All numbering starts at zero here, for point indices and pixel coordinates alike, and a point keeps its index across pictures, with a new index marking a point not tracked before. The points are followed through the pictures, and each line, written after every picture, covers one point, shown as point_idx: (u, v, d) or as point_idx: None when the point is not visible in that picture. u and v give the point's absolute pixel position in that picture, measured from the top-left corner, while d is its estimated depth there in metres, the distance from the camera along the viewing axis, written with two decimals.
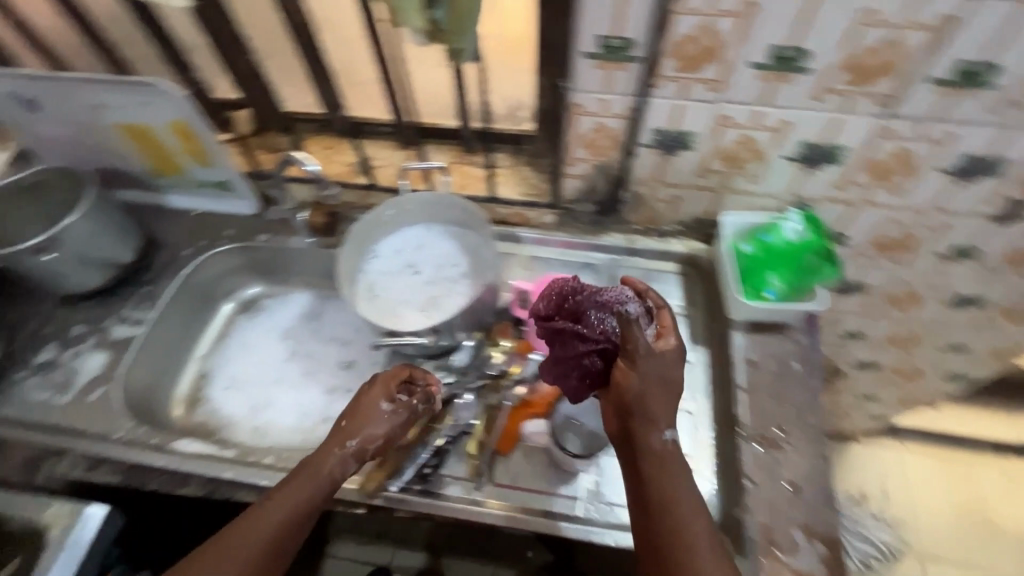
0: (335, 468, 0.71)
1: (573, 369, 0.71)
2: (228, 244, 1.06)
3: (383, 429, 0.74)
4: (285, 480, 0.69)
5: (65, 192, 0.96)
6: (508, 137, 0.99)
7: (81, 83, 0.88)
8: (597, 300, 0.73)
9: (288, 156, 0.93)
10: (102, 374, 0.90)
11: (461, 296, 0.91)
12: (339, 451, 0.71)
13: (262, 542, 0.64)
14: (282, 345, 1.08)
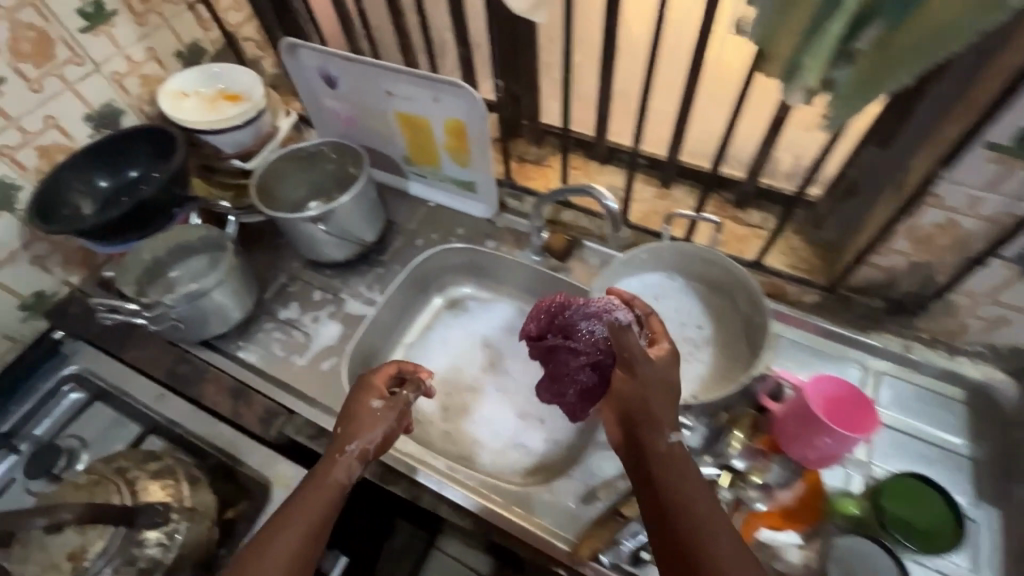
0: (341, 479, 0.67)
1: (570, 386, 0.75)
2: (458, 243, 1.06)
3: (381, 430, 0.71)
4: (316, 469, 0.67)
5: (335, 165, 1.05)
6: (782, 198, 0.89)
7: (384, 72, 0.91)
8: (585, 310, 0.73)
9: (588, 188, 0.77)
10: (336, 345, 0.95)
11: (706, 373, 0.82)
12: (343, 456, 0.68)
13: (309, 537, 0.62)
14: (481, 353, 1.04)
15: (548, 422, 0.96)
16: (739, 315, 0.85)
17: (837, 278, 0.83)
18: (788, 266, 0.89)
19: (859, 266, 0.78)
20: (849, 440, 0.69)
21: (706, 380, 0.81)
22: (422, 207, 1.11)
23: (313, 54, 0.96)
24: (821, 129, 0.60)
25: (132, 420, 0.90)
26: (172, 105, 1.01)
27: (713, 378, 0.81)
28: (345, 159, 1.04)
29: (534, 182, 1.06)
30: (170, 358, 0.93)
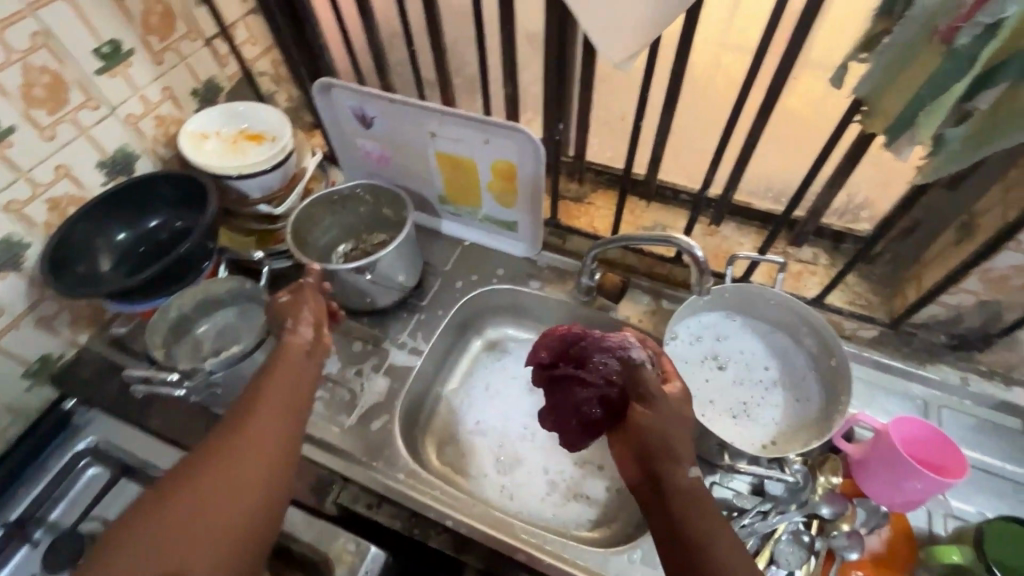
0: (301, 345, 0.71)
1: (573, 416, 0.71)
2: (499, 283, 1.02)
3: (311, 326, 0.73)
4: (262, 387, 0.65)
5: (368, 208, 1.01)
6: (832, 234, 0.90)
7: (429, 114, 0.88)
8: (601, 346, 0.71)
9: (673, 240, 0.75)
10: (385, 401, 0.89)
11: (781, 419, 0.81)
12: (297, 340, 0.72)
13: (272, 446, 0.61)
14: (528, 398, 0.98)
15: (607, 469, 0.92)
16: (807, 356, 0.84)
17: (901, 315, 0.83)
18: (846, 302, 0.89)
19: (925, 304, 0.79)
20: (944, 486, 0.69)
21: (782, 426, 0.80)
22: (458, 247, 1.06)
23: (349, 94, 0.92)
24: (919, 180, 0.60)
25: None
26: (194, 148, 0.94)
27: (790, 424, 0.80)
28: (380, 202, 0.99)
29: (580, 223, 1.03)
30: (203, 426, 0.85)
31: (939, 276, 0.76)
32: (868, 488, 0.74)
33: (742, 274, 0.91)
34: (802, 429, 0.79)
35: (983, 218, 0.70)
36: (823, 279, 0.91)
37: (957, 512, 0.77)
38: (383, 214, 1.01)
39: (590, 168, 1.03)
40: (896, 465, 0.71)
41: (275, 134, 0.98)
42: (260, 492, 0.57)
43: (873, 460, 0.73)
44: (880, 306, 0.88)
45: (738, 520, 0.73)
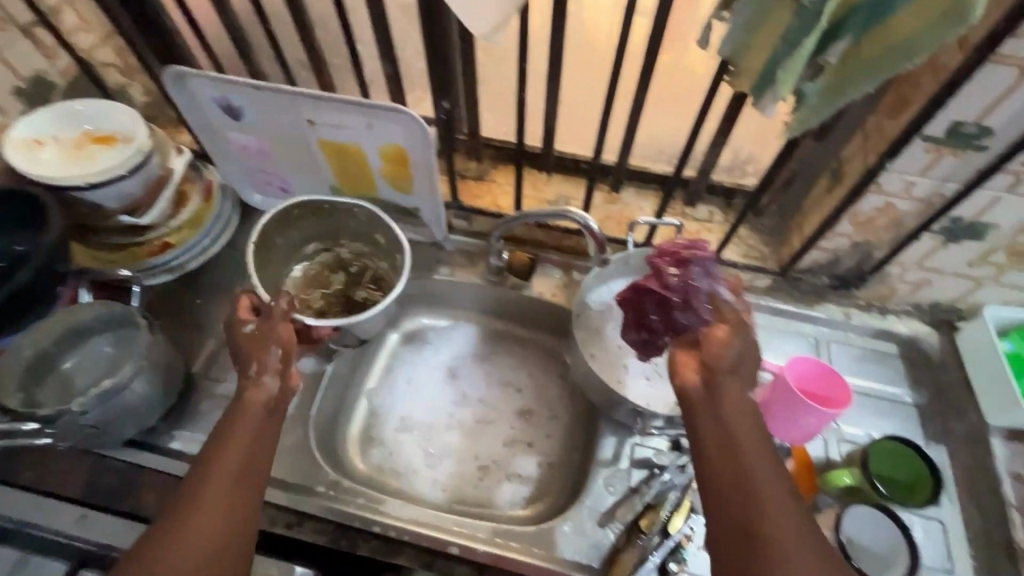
0: (264, 399, 0.63)
1: (636, 313, 0.74)
2: (408, 274, 0.97)
3: (273, 347, 0.65)
4: (228, 430, 0.60)
5: (315, 221, 0.90)
6: (724, 190, 0.94)
7: (303, 99, 0.80)
8: (710, 269, 0.68)
9: (570, 215, 0.76)
10: (296, 414, 0.83)
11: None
12: (263, 387, 0.64)
13: (252, 452, 0.60)
14: (451, 386, 0.96)
15: (536, 446, 0.91)
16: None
17: (789, 262, 0.88)
18: (741, 255, 0.93)
19: (808, 250, 0.84)
20: (831, 416, 0.75)
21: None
22: None
23: (208, 83, 0.82)
24: (789, 133, 0.61)
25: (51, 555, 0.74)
26: (26, 158, 0.81)
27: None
28: (371, 225, 0.89)
29: (482, 202, 1.00)
30: (86, 472, 0.76)
31: (817, 222, 0.81)
32: (769, 428, 0.80)
33: (643, 238, 0.92)
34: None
35: (849, 165, 0.74)
36: (719, 235, 0.94)
37: (850, 436, 0.83)
38: (375, 238, 0.91)
39: (488, 145, 1.00)
40: (791, 403, 0.76)
41: (129, 134, 0.85)
42: (252, 496, 0.57)
43: (771, 402, 0.78)
44: (771, 256, 0.93)
45: (659, 477, 0.76)
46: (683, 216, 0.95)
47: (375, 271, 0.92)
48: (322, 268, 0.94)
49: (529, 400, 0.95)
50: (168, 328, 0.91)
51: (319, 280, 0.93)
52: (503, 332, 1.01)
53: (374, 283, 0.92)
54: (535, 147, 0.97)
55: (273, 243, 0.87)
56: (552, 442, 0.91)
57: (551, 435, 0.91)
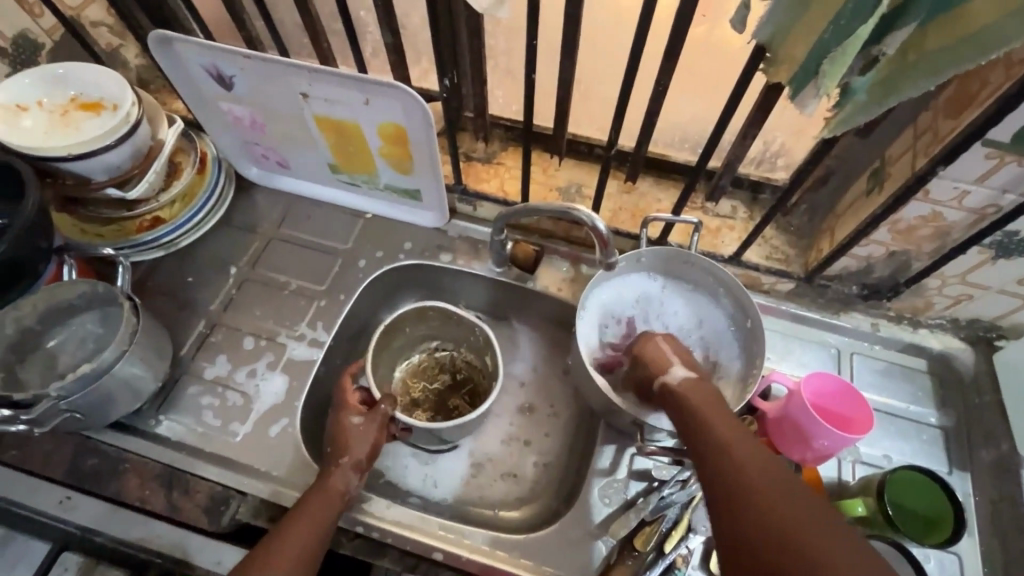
0: (342, 489, 0.69)
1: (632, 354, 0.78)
2: (407, 259, 0.92)
3: (367, 444, 0.72)
4: (301, 503, 0.67)
5: (467, 333, 0.88)
6: (750, 185, 0.86)
7: (297, 71, 0.75)
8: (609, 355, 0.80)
9: (573, 213, 0.69)
10: (285, 403, 0.80)
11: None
12: (338, 468, 0.70)
13: (319, 533, 0.65)
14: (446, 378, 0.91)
15: (535, 445, 0.86)
16: (729, 329, 0.80)
17: (815, 268, 0.81)
18: (763, 257, 0.86)
19: (838, 257, 0.77)
20: (849, 441, 0.70)
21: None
22: (358, 221, 0.95)
23: (196, 50, 0.76)
24: (829, 134, 0.54)
25: (34, 535, 0.73)
26: (8, 125, 0.77)
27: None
28: (483, 347, 0.87)
29: (489, 186, 0.94)
30: (69, 453, 0.75)
31: (851, 228, 0.74)
32: (781, 447, 0.75)
33: (658, 235, 0.86)
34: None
35: (893, 167, 0.67)
36: (741, 234, 0.87)
37: (865, 457, 0.79)
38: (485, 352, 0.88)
39: (497, 124, 0.93)
40: (805, 425, 0.71)
41: (115, 101, 0.80)
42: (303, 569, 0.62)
43: (784, 421, 0.73)
44: (796, 259, 0.86)
45: (658, 492, 0.72)
46: (703, 212, 0.88)
47: (475, 384, 0.90)
48: (435, 365, 0.92)
49: (529, 394, 0.89)
50: (157, 307, 0.88)
51: (428, 372, 0.92)
52: (505, 324, 0.95)
53: (469, 396, 0.89)
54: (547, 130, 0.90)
55: (400, 330, 0.88)
56: (551, 441, 0.86)
57: (550, 434, 0.86)
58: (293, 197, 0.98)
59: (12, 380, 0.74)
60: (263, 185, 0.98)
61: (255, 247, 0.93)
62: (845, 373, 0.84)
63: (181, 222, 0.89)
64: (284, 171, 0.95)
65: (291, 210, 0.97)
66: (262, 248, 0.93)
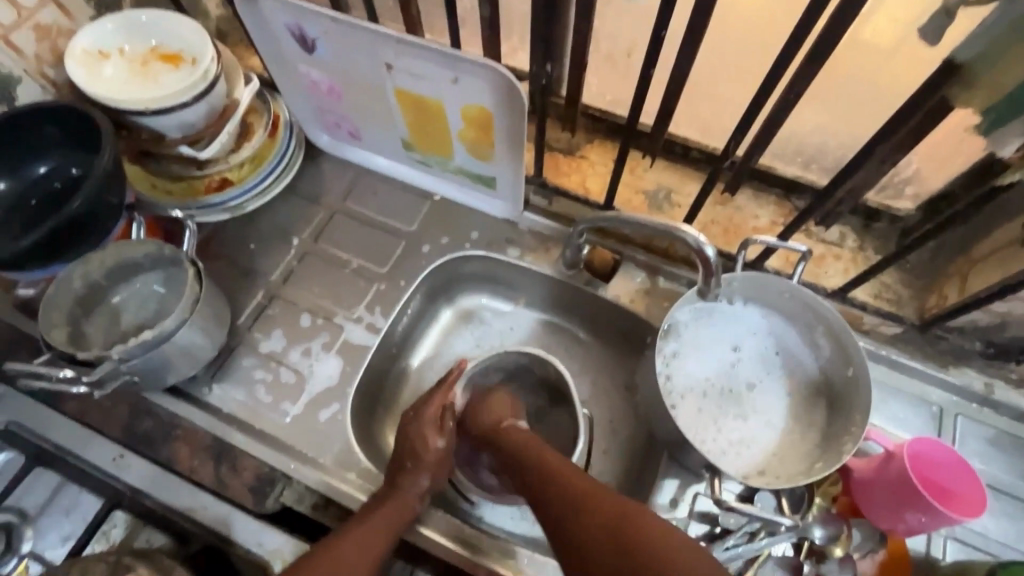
0: (408, 517, 0.66)
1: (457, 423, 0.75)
2: (473, 250, 0.87)
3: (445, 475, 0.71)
4: (373, 507, 0.66)
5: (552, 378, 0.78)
6: (867, 211, 0.77)
7: (384, 40, 0.69)
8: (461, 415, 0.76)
9: (678, 233, 0.63)
10: (337, 388, 0.78)
11: (750, 441, 0.72)
12: (413, 483, 0.68)
13: (378, 549, 0.63)
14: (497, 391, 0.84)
15: (593, 465, 0.81)
16: (806, 377, 0.74)
17: (936, 317, 0.71)
18: (871, 296, 0.77)
19: (969, 310, 0.67)
20: (945, 522, 0.61)
21: (749, 449, 0.71)
22: (426, 203, 0.90)
23: (281, 7, 0.71)
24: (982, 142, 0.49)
25: (88, 489, 0.73)
26: (88, 70, 0.74)
27: (756, 448, 0.71)
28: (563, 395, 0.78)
29: (569, 181, 0.87)
30: (125, 412, 0.74)
31: (991, 280, 0.64)
32: (867, 513, 0.67)
33: (755, 258, 0.78)
34: (769, 461, 0.70)
35: None
36: (848, 266, 0.78)
37: (960, 534, 0.70)
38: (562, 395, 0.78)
39: (585, 113, 0.86)
40: (902, 495, 0.63)
41: (195, 55, 0.77)
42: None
43: (874, 486, 0.65)
44: (909, 302, 0.76)
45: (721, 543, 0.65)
46: (807, 236, 0.79)
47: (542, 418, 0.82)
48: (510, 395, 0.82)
49: (591, 411, 0.84)
50: (218, 271, 0.86)
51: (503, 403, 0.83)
52: (567, 332, 0.89)
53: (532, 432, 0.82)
54: (644, 126, 0.83)
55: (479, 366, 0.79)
56: (611, 462, 0.81)
57: (608, 451, 0.82)
58: (362, 170, 0.93)
59: (76, 333, 0.73)
60: (332, 154, 0.93)
61: (319, 219, 0.90)
62: (947, 434, 0.74)
63: (249, 186, 0.86)
64: (356, 143, 0.91)
65: (358, 183, 0.92)
66: (326, 221, 0.90)
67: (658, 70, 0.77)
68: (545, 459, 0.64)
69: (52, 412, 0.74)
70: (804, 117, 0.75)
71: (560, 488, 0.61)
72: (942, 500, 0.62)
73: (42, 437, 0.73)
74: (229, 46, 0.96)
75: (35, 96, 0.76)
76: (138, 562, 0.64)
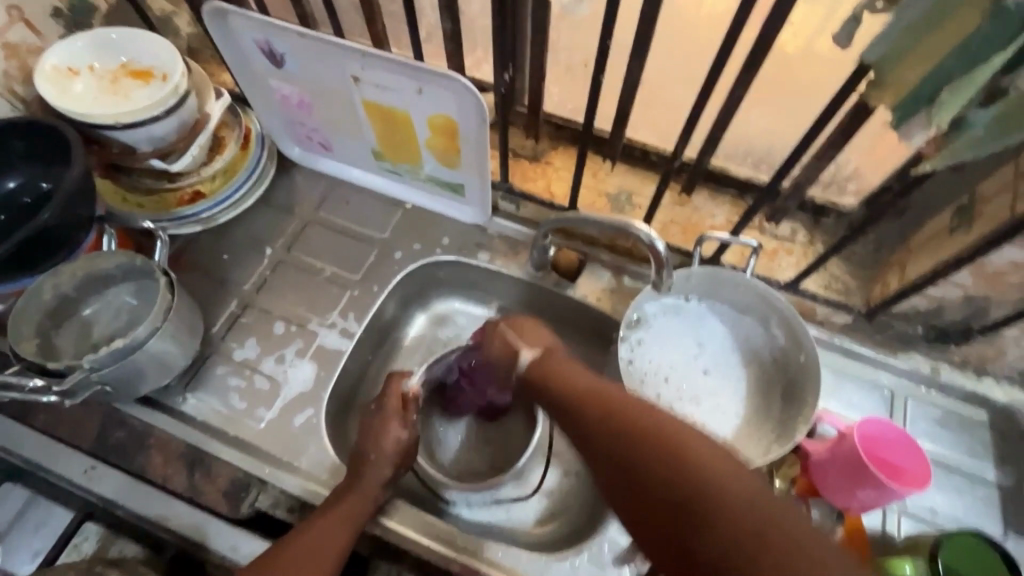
0: (370, 506, 0.68)
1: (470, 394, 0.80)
2: (444, 255, 0.89)
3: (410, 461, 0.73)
4: (336, 501, 0.67)
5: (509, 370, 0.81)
6: (814, 207, 0.81)
7: (351, 53, 0.72)
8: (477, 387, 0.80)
9: (632, 229, 0.67)
10: (312, 392, 0.79)
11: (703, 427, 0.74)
12: (376, 472, 0.69)
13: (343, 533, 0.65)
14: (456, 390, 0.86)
15: (563, 455, 0.82)
16: (756, 364, 0.78)
17: (880, 304, 0.76)
18: (821, 287, 0.81)
19: (910, 295, 0.72)
20: (894, 496, 0.65)
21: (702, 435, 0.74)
22: (397, 211, 0.93)
23: (249, 23, 0.74)
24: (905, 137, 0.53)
25: (59, 502, 0.73)
26: (58, 87, 0.76)
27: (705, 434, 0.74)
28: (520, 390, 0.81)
29: (535, 186, 0.90)
30: (97, 423, 0.74)
31: (925, 267, 0.69)
32: (824, 493, 0.70)
33: (711, 254, 0.82)
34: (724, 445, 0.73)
35: (985, 206, 0.61)
36: (800, 260, 0.82)
37: (912, 509, 0.74)
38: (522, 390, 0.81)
39: (549, 121, 0.90)
40: (853, 473, 0.66)
41: (166, 71, 0.79)
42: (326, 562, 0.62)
43: (827, 465, 0.69)
44: (856, 291, 0.81)
45: None
46: (760, 232, 0.84)
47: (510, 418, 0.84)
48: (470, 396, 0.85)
49: None
50: (191, 281, 0.87)
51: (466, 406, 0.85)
52: None
53: (501, 433, 0.84)
54: (603, 132, 0.87)
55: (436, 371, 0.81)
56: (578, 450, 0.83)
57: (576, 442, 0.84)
58: (333, 180, 0.95)
59: (46, 346, 0.73)
60: (305, 165, 0.95)
61: (292, 229, 0.92)
62: (898, 416, 0.78)
63: (220, 198, 0.87)
64: (327, 154, 0.93)
65: (330, 193, 0.94)
66: (299, 230, 0.92)
67: (612, 79, 0.82)
68: (570, 372, 0.63)
69: (21, 427, 0.73)
70: (752, 120, 0.80)
71: (592, 409, 0.58)
72: (891, 475, 0.65)
73: (12, 450, 0.72)
74: (200, 62, 0.98)
75: (4, 112, 0.77)
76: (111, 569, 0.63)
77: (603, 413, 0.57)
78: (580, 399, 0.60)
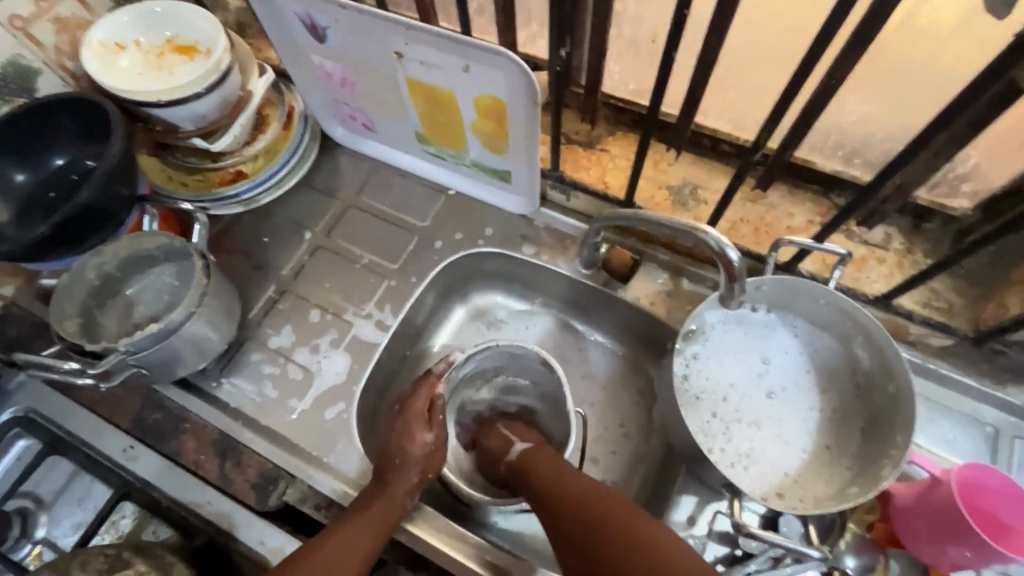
0: (397, 512, 0.65)
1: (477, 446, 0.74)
2: (487, 247, 0.83)
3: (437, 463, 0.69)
4: (362, 503, 0.64)
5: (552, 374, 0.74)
6: (916, 210, 0.70)
7: (395, 27, 0.66)
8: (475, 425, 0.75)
9: (699, 233, 0.59)
10: (344, 386, 0.77)
11: (762, 455, 0.66)
12: (404, 476, 0.66)
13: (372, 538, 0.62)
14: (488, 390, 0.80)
15: (600, 462, 0.78)
16: (834, 392, 0.68)
17: (991, 330, 0.65)
18: (918, 304, 0.71)
19: None
20: (996, 557, 0.54)
21: (759, 463, 0.66)
22: (440, 197, 0.87)
23: None
24: None
25: (98, 479, 0.73)
26: (104, 61, 0.74)
27: (769, 464, 0.66)
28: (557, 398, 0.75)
29: (588, 175, 0.83)
30: (136, 402, 0.75)
31: None
32: (907, 542, 0.60)
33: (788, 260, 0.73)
34: (785, 478, 0.65)
35: None
36: (893, 271, 0.71)
37: (1013, 570, 0.63)
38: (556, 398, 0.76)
39: (607, 103, 0.82)
40: (946, 526, 0.56)
41: (209, 45, 0.76)
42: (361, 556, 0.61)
43: (913, 513, 0.59)
44: (962, 312, 0.70)
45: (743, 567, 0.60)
46: (848, 236, 0.73)
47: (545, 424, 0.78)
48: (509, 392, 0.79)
49: (603, 415, 0.80)
50: (231, 263, 0.86)
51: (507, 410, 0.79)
52: (582, 334, 0.85)
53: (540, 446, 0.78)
54: (669, 117, 0.78)
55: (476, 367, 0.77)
56: (617, 460, 0.77)
57: (617, 454, 0.78)
58: (377, 163, 0.91)
59: (90, 324, 0.74)
60: (348, 146, 0.92)
61: (333, 213, 0.88)
62: (1001, 460, 0.66)
63: (261, 178, 0.84)
64: (371, 136, 0.88)
65: (372, 177, 0.90)
66: (339, 215, 0.88)
67: (685, 56, 0.72)
68: (560, 475, 0.63)
69: (67, 401, 0.75)
70: (847, 106, 0.69)
71: (559, 492, 0.61)
72: (993, 531, 0.55)
73: (58, 423, 0.74)
74: (247, 38, 0.97)
75: (56, 88, 0.77)
76: (137, 556, 0.63)
77: (588, 504, 0.59)
78: (571, 496, 0.60)
